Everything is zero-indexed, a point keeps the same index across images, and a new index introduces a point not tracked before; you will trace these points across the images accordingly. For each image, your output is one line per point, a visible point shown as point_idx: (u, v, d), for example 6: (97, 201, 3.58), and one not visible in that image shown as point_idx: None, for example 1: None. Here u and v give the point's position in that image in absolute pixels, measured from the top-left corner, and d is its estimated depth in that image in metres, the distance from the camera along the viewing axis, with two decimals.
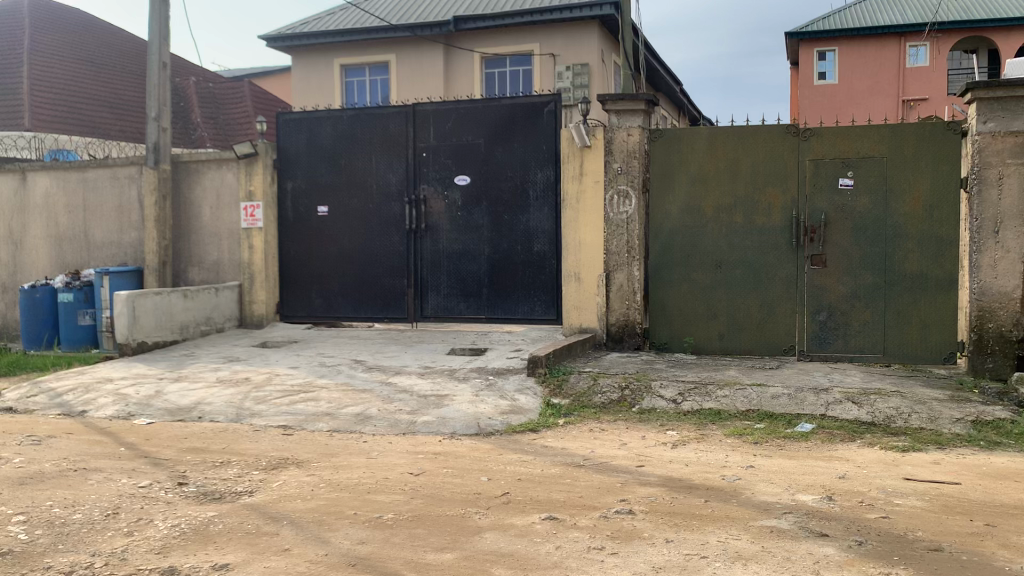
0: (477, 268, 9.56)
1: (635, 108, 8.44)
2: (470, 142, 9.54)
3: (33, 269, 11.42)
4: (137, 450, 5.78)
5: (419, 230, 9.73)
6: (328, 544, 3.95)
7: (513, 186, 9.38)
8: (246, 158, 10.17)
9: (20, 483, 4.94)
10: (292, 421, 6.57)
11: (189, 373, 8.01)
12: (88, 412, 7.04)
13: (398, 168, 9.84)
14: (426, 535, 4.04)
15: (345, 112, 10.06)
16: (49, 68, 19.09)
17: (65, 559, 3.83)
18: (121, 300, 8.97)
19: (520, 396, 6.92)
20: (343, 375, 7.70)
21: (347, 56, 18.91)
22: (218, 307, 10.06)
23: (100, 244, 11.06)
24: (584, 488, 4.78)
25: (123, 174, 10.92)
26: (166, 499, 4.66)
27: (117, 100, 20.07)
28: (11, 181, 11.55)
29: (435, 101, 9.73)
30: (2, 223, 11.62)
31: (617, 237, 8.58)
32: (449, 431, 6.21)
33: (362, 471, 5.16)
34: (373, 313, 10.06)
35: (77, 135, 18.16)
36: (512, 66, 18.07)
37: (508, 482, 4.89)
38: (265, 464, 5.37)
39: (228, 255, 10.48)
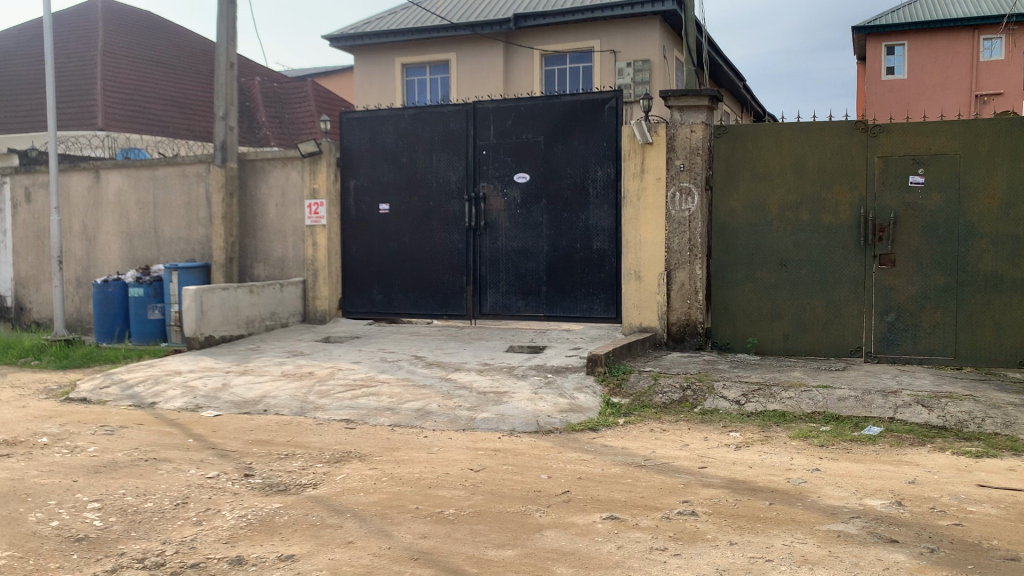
0: (536, 266, 9.55)
1: (699, 104, 8.35)
2: (530, 140, 9.53)
3: (105, 264, 11.78)
4: (205, 441, 5.91)
5: (478, 228, 9.77)
6: (391, 537, 3.98)
7: (573, 184, 9.34)
8: (311, 156, 10.34)
9: (95, 471, 5.09)
10: (354, 415, 6.65)
11: (255, 367, 8.16)
12: (158, 404, 7.23)
13: (458, 166, 9.89)
14: (487, 531, 4.05)
15: (407, 111, 10.14)
16: (120, 69, 19.64)
17: (138, 546, 3.94)
18: (189, 295, 9.17)
19: (579, 395, 6.87)
20: (404, 370, 7.76)
21: (408, 55, 19.06)
22: (282, 302, 10.25)
23: (169, 240, 11.35)
24: (646, 488, 4.74)
25: (191, 172, 11.17)
26: (233, 489, 4.76)
27: (186, 100, 20.58)
28: (85, 179, 11.91)
29: (495, 99, 9.75)
30: (76, 220, 11.99)
31: (678, 235, 8.49)
32: (508, 428, 6.21)
33: (423, 466, 5.20)
34: (432, 310, 10.13)
35: (147, 134, 18.62)
36: (571, 63, 18.00)
37: (569, 481, 4.87)
38: (328, 457, 5.44)
39: (293, 251, 10.68)
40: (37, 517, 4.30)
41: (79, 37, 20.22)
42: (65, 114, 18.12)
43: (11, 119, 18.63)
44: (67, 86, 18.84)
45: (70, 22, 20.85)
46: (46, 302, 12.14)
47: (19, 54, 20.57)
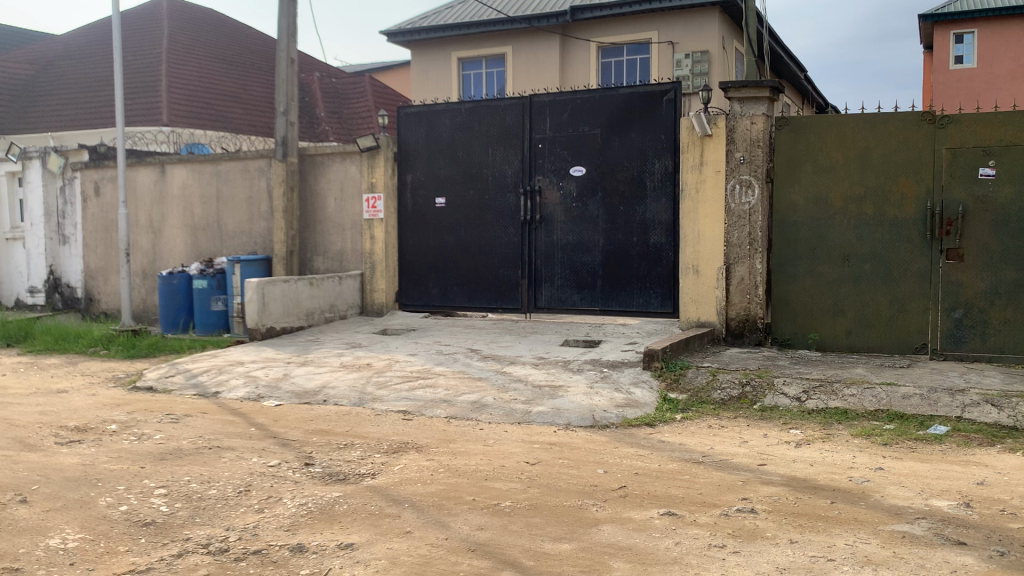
0: (592, 260, 9.51)
1: (760, 96, 8.19)
2: (587, 133, 9.48)
3: (171, 257, 12.07)
4: (267, 430, 6.03)
5: (534, 221, 9.76)
6: (448, 528, 4.01)
7: (630, 176, 9.27)
8: (369, 150, 10.45)
9: (161, 458, 5.23)
10: (411, 406, 6.72)
11: (314, 358, 8.29)
12: (221, 393, 7.40)
13: (514, 160, 9.89)
14: (544, 524, 4.05)
15: (463, 105, 10.18)
16: (185, 66, 20.07)
17: (203, 532, 4.03)
18: (251, 287, 9.34)
19: (635, 390, 6.81)
20: (459, 363, 7.81)
21: (464, 49, 19.11)
22: (341, 295, 10.39)
23: (232, 233, 11.60)
24: (704, 484, 4.69)
25: (253, 166, 11.39)
26: (294, 478, 4.84)
27: (248, 97, 20.94)
28: (151, 173, 12.20)
29: (551, 92, 9.73)
30: (142, 214, 12.30)
31: (739, 229, 8.35)
32: (563, 422, 6.21)
33: (479, 458, 5.22)
34: (488, 303, 10.16)
35: (210, 129, 18.98)
36: (629, 55, 17.84)
37: (625, 476, 4.84)
38: (386, 448, 5.50)
39: (351, 245, 10.82)
40: (108, 501, 4.43)
41: (146, 36, 20.74)
42: (133, 110, 18.57)
43: (81, 116, 19.18)
44: (134, 83, 19.31)
45: (137, 21, 21.39)
46: (114, 293, 12.51)
47: (89, 53, 21.18)
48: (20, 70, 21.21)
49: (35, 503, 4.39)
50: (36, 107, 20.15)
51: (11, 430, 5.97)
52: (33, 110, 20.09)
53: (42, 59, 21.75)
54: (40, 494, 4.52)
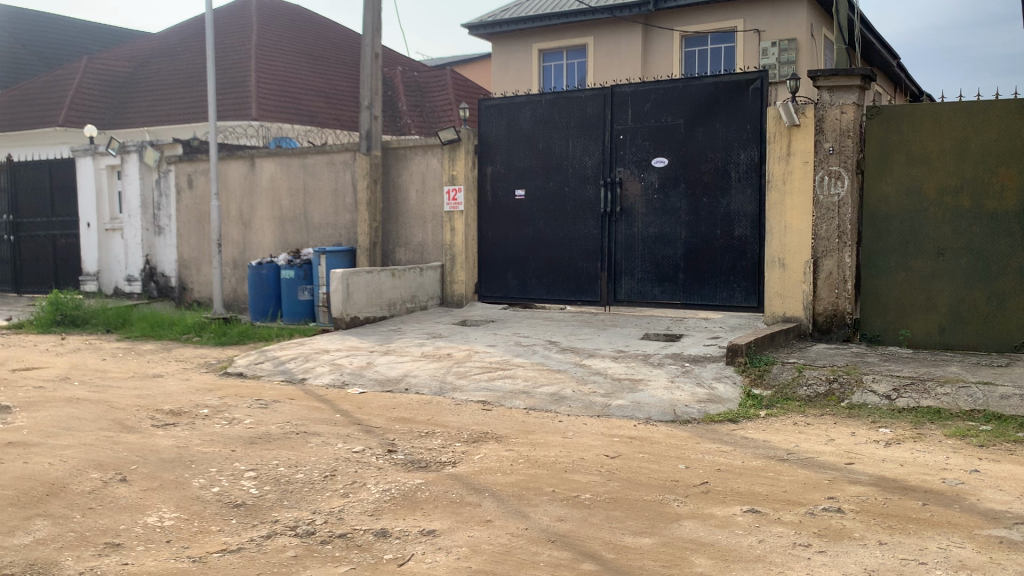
0: (673, 252, 9.39)
1: (850, 84, 7.94)
2: (669, 123, 9.37)
3: (259, 247, 12.43)
4: (351, 417, 6.16)
5: (614, 213, 9.70)
6: (529, 518, 4.03)
7: (714, 168, 9.12)
8: (450, 143, 10.53)
9: (251, 442, 5.40)
10: (490, 396, 6.77)
11: (396, 347, 8.41)
12: (308, 380, 7.61)
13: (595, 152, 9.84)
14: (624, 518, 4.03)
15: (544, 97, 10.17)
16: (274, 61, 20.59)
17: (290, 515, 4.15)
18: (336, 277, 9.53)
19: (718, 385, 6.70)
20: (538, 355, 7.82)
21: (546, 41, 19.04)
22: (422, 286, 10.53)
23: (318, 225, 11.88)
24: (788, 483, 4.59)
25: (339, 159, 11.63)
26: (378, 464, 4.94)
27: (333, 91, 21.36)
28: (240, 167, 12.56)
29: (633, 83, 9.64)
30: (233, 206, 12.67)
31: (827, 221, 8.10)
32: (644, 416, 6.16)
33: (559, 449, 5.23)
34: (567, 296, 10.15)
35: (296, 123, 19.37)
36: (713, 43, 17.55)
37: (707, 472, 4.78)
38: (466, 437, 5.56)
39: (432, 238, 10.94)
40: (201, 482, 4.60)
41: (237, 33, 21.36)
42: (224, 105, 19.09)
43: (175, 111, 19.87)
44: (225, 79, 19.84)
45: (228, 19, 22.05)
46: (206, 283, 13.01)
47: (183, 50, 21.95)
48: (118, 68, 22.11)
49: (134, 482, 4.59)
50: (133, 102, 20.99)
51: (112, 412, 6.25)
52: (130, 106, 20.92)
53: (139, 57, 22.63)
54: (138, 474, 4.73)
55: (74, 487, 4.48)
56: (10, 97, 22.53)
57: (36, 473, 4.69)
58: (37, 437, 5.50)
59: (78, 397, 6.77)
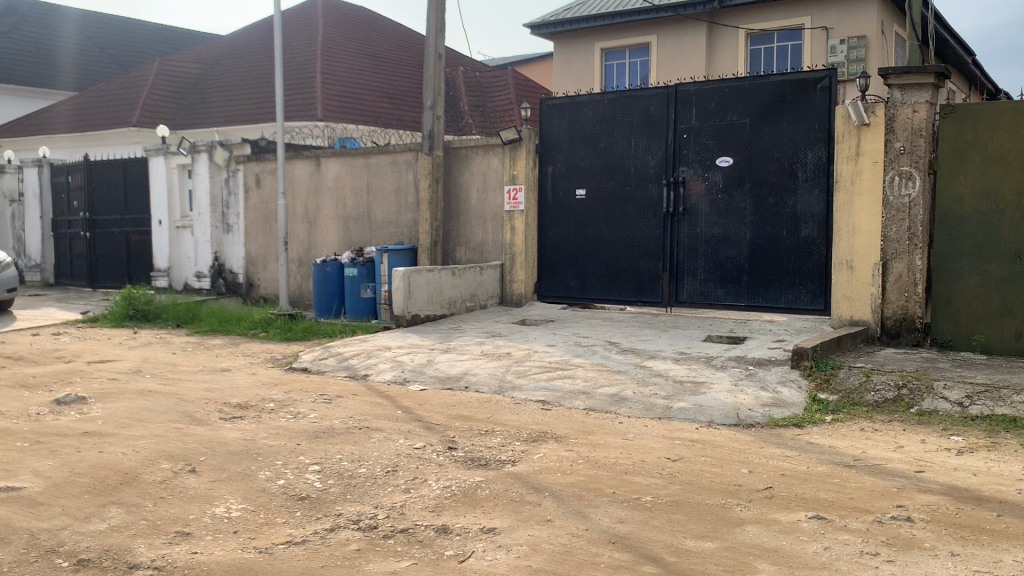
0: (737, 253, 9.27)
1: (923, 82, 7.71)
2: (735, 122, 9.24)
3: (324, 245, 12.64)
4: (412, 413, 6.23)
5: (676, 214, 9.61)
6: (589, 519, 4.01)
7: (780, 167, 8.97)
8: (511, 143, 10.54)
9: (316, 437, 5.49)
10: (550, 396, 6.77)
11: (456, 345, 8.47)
12: (370, 376, 7.72)
13: (657, 151, 9.76)
14: (686, 521, 3.99)
15: (607, 96, 10.12)
16: (339, 62, 20.91)
17: (353, 509, 4.21)
18: (398, 275, 9.63)
19: (783, 389, 6.57)
20: (598, 356, 7.78)
21: (608, 39, 18.91)
22: (482, 284, 10.58)
23: (381, 224, 12.03)
24: (855, 490, 4.49)
25: (402, 159, 11.77)
26: (438, 461, 4.98)
27: (396, 91, 21.58)
28: (306, 166, 12.79)
29: (697, 81, 9.53)
30: (298, 204, 12.90)
31: (897, 223, 7.90)
32: (706, 419, 6.09)
33: (620, 451, 5.20)
34: (627, 296, 10.09)
35: (360, 124, 19.60)
36: (779, 41, 17.27)
37: (771, 477, 4.70)
38: (526, 436, 5.57)
39: (493, 237, 10.99)
40: (267, 475, 4.70)
41: (304, 36, 21.77)
42: (290, 105, 19.44)
43: (243, 111, 20.33)
44: (292, 81, 20.21)
45: (295, 22, 22.48)
46: (272, 280, 13.29)
47: (252, 53, 22.44)
48: (189, 70, 22.72)
49: (202, 473, 4.71)
50: (203, 103, 21.54)
51: (181, 404, 6.42)
52: (201, 106, 21.44)
53: (209, 59, 23.22)
54: (208, 465, 4.85)
55: (146, 477, 4.62)
56: (88, 98, 23.36)
57: (110, 462, 4.85)
58: (111, 427, 5.69)
59: (150, 389, 6.98)
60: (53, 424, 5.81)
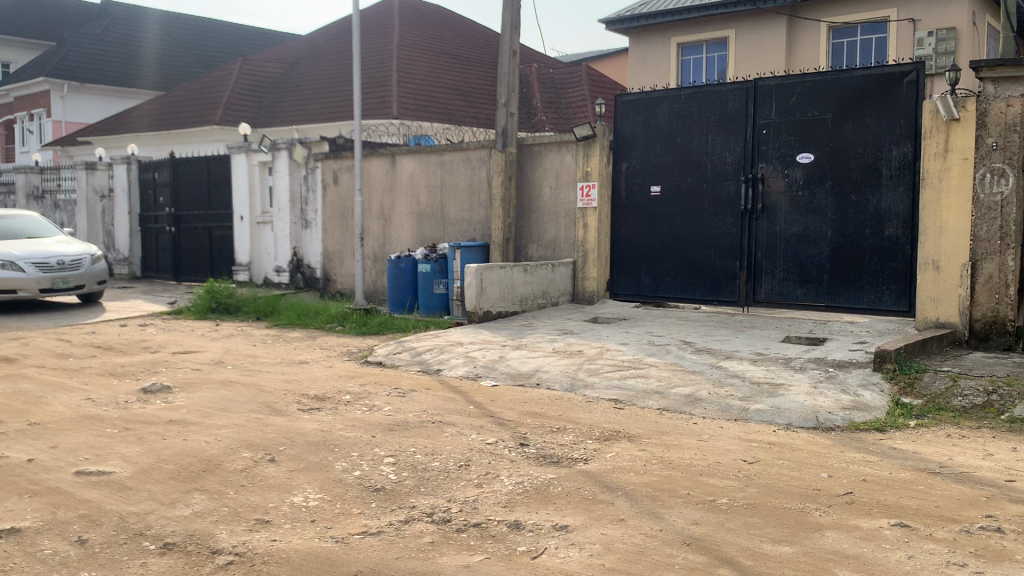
0: (818, 253, 9.06)
1: (1018, 75, 7.38)
2: (816, 117, 9.02)
3: (399, 242, 12.80)
4: (485, 409, 6.26)
5: (754, 212, 9.43)
6: (663, 520, 3.97)
7: (863, 164, 8.74)
8: (585, 140, 10.47)
9: (390, 429, 5.56)
10: (622, 395, 6.72)
11: (528, 342, 8.48)
12: (443, 371, 7.78)
13: (735, 147, 9.59)
14: (763, 525, 3.91)
15: (683, 91, 9.98)
16: (414, 61, 21.15)
17: (427, 501, 4.25)
18: (471, 272, 9.71)
19: (864, 392, 6.38)
20: (672, 355, 7.69)
21: (685, 34, 18.64)
22: (554, 282, 10.53)
23: (454, 220, 12.13)
24: (941, 497, 4.33)
25: (475, 156, 11.82)
26: (510, 457, 4.99)
27: (470, 88, 21.69)
28: (382, 164, 12.97)
29: (778, 76, 9.33)
30: (374, 202, 13.10)
31: (988, 222, 7.61)
32: (784, 422, 5.96)
33: (694, 452, 5.13)
34: (703, 295, 9.94)
35: (435, 121, 19.76)
36: (863, 35, 16.77)
37: (852, 482, 4.57)
38: (599, 435, 5.54)
39: (565, 233, 10.96)
40: (343, 466, 4.79)
41: (381, 35, 22.11)
42: (367, 103, 19.74)
43: (321, 109, 20.71)
44: (369, 80, 20.52)
45: (373, 22, 22.85)
46: (348, 275, 13.52)
47: (331, 53, 22.90)
48: (270, 70, 23.29)
49: (281, 463, 4.82)
50: (283, 102, 22.03)
51: (262, 395, 6.59)
52: (281, 104, 21.92)
53: (290, 59, 23.76)
54: (286, 455, 4.96)
55: (227, 465, 4.75)
56: (174, 98, 24.18)
57: (194, 450, 5.00)
58: (195, 416, 5.87)
59: (231, 380, 7.18)
60: (140, 411, 6.03)
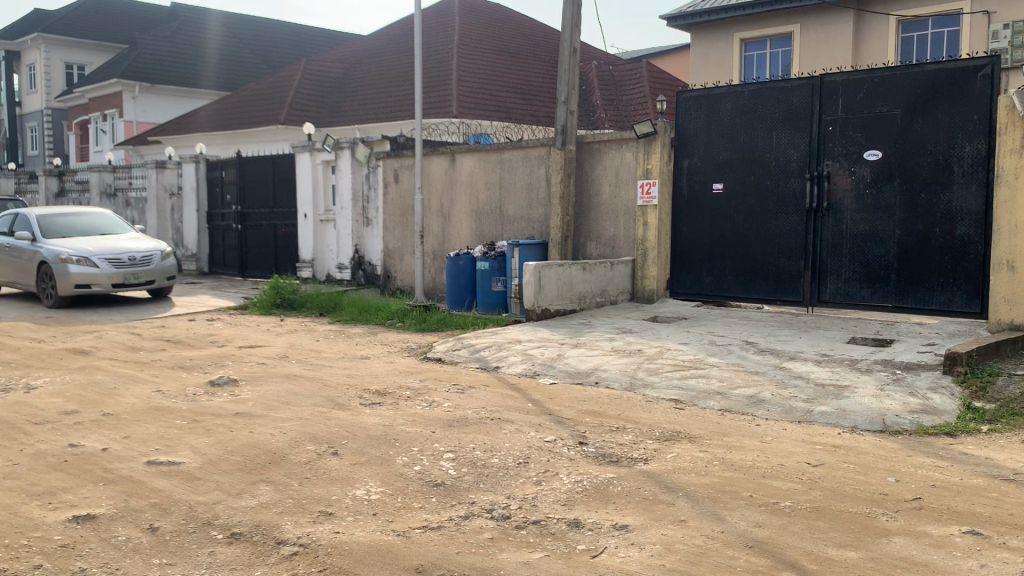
0: (885, 252, 8.86)
1: None
2: (885, 114, 8.81)
3: (458, 240, 12.89)
4: (543, 407, 6.26)
5: (820, 210, 9.25)
6: (725, 522, 3.92)
7: (934, 161, 8.52)
8: (646, 137, 10.37)
9: (449, 425, 5.60)
10: (683, 395, 6.65)
11: (587, 341, 8.45)
12: (501, 368, 7.82)
13: (800, 144, 9.41)
14: (827, 529, 3.83)
15: (747, 88, 9.82)
16: (474, 60, 21.29)
17: (486, 498, 4.27)
18: (530, 269, 9.73)
19: (933, 396, 6.21)
20: (734, 355, 7.59)
21: (748, 30, 18.35)
22: (613, 280, 10.46)
23: (513, 218, 12.16)
24: (1015, 505, 4.19)
25: (534, 154, 11.83)
26: (569, 455, 4.98)
27: (530, 86, 21.69)
28: (442, 162, 13.06)
29: (844, 71, 9.13)
30: (433, 199, 13.19)
31: None
32: (849, 425, 5.83)
33: (757, 454, 5.05)
34: (766, 295, 9.79)
35: (494, 119, 19.84)
36: (934, 28, 16.32)
37: (921, 487, 4.46)
38: (659, 435, 5.50)
39: (624, 231, 10.90)
40: (404, 460, 4.84)
41: (441, 34, 22.28)
42: (427, 102, 19.92)
43: (382, 109, 20.96)
44: (429, 79, 20.69)
45: (434, 21, 23.05)
46: (408, 272, 13.66)
47: (392, 53, 23.17)
48: (333, 70, 23.67)
49: (344, 456, 4.90)
50: (345, 101, 22.33)
51: (325, 389, 6.70)
52: (343, 104, 22.24)
53: (352, 59, 24.12)
54: (349, 449, 5.04)
55: (292, 458, 4.85)
56: (241, 97, 24.74)
57: (260, 443, 5.11)
58: (260, 409, 6.00)
59: (295, 374, 7.33)
60: (209, 404, 6.19)
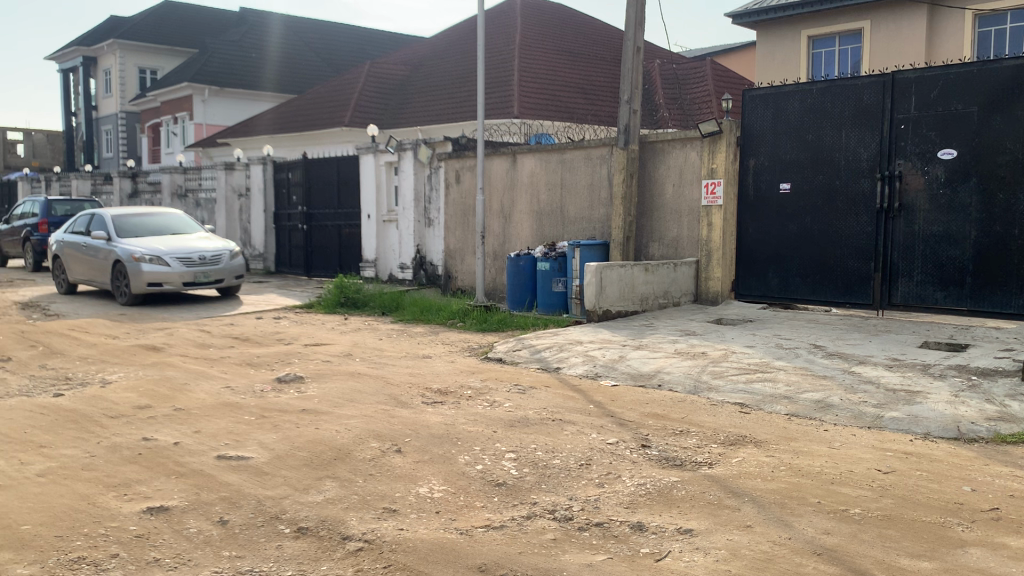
0: (960, 254, 8.61)
1: None
2: (961, 111, 8.55)
3: (519, 240, 12.91)
4: (605, 408, 6.23)
5: (891, 210, 9.01)
6: (792, 528, 3.85)
7: (1013, 160, 8.27)
8: (710, 136, 10.22)
9: (510, 426, 5.61)
10: (749, 399, 6.55)
11: (649, 343, 8.38)
12: (562, 369, 7.80)
13: (871, 143, 9.18)
14: (900, 538, 3.73)
15: (816, 86, 9.62)
16: (537, 61, 21.31)
17: (548, 499, 4.26)
18: (591, 270, 9.70)
19: (1011, 402, 5.99)
20: (801, 359, 7.44)
21: (816, 27, 17.93)
22: (676, 282, 10.34)
23: (574, 218, 12.12)
24: None
25: (596, 154, 11.78)
26: (632, 458, 4.95)
27: (592, 86, 21.62)
28: (503, 163, 13.10)
29: (918, 68, 8.87)
30: (494, 200, 13.24)
31: None
32: (922, 431, 5.67)
33: (825, 460, 4.94)
34: (834, 296, 9.58)
35: (556, 119, 19.82)
36: (1013, 22, 15.79)
37: (999, 497, 4.30)
38: (724, 439, 5.42)
39: (687, 232, 10.78)
40: (466, 459, 4.86)
41: (504, 35, 22.36)
42: (489, 103, 20.01)
43: (444, 110, 21.11)
44: (492, 79, 20.78)
45: (496, 22, 23.14)
46: (469, 272, 13.74)
47: (455, 55, 23.34)
48: (396, 72, 23.95)
49: (407, 454, 4.94)
50: (408, 103, 22.56)
51: (388, 388, 6.77)
52: (406, 105, 22.48)
53: (415, 61, 24.35)
54: (412, 447, 5.08)
55: (357, 454, 4.91)
56: (306, 100, 25.19)
57: (325, 439, 5.19)
58: (325, 405, 6.10)
59: (359, 372, 7.43)
60: (276, 400, 6.31)
